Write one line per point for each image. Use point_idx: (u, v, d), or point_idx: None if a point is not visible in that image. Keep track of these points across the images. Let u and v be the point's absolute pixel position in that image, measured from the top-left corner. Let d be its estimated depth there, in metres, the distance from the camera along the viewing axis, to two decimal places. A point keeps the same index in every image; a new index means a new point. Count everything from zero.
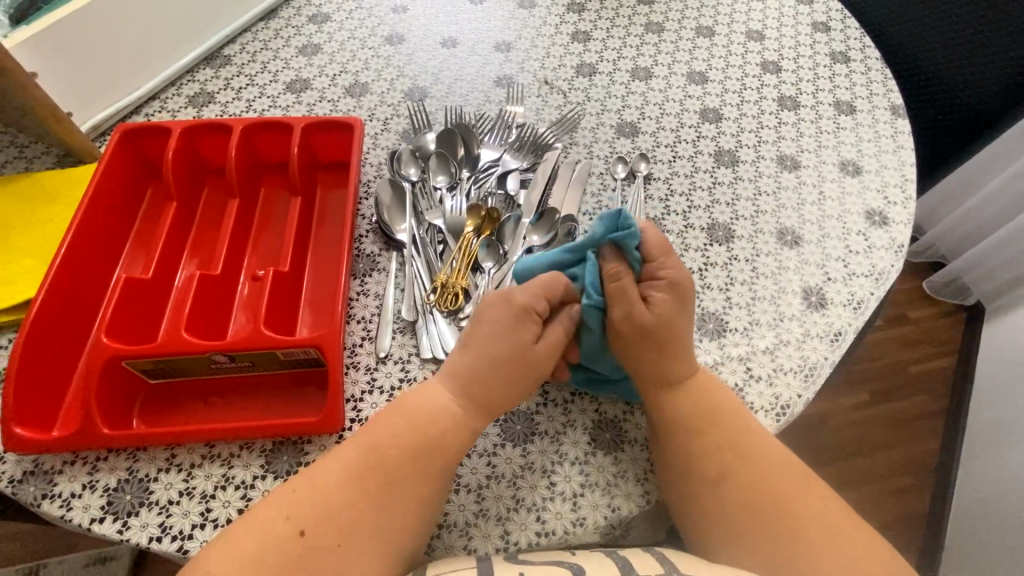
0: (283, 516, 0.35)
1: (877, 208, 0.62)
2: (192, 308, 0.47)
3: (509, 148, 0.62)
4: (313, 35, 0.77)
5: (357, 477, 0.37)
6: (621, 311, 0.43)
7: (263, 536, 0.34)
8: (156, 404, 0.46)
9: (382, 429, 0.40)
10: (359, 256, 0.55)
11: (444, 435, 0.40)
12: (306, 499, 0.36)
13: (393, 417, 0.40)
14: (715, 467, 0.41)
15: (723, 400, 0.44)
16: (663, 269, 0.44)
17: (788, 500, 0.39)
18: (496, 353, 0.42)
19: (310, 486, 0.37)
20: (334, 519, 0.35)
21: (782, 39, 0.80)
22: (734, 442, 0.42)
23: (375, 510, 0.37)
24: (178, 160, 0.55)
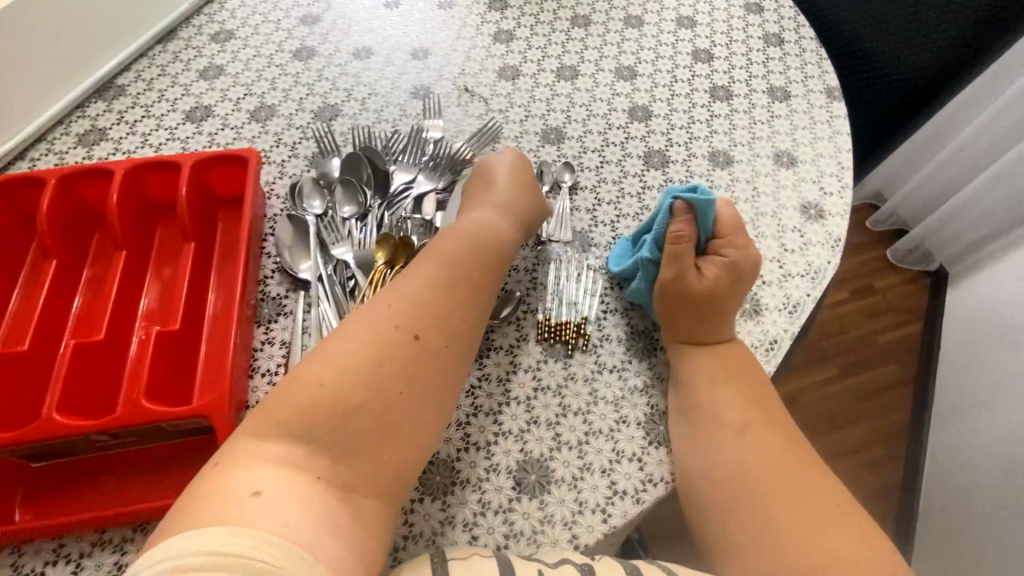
0: (320, 394, 0.34)
1: (813, 201, 0.60)
2: (69, 381, 0.42)
3: (424, 168, 0.58)
4: (216, 56, 0.71)
5: (387, 342, 0.37)
6: (670, 274, 0.47)
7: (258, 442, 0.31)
8: (39, 490, 0.42)
9: (423, 279, 0.41)
10: (264, 300, 0.51)
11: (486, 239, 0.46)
12: (341, 381, 0.34)
13: (390, 300, 0.39)
14: (730, 423, 0.43)
15: (750, 363, 0.47)
16: (729, 248, 0.48)
17: (784, 472, 0.40)
18: (507, 193, 0.51)
19: (348, 350, 0.36)
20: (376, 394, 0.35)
21: (714, 24, 0.77)
22: (745, 407, 0.43)
23: (416, 389, 0.37)
24: (55, 212, 0.50)
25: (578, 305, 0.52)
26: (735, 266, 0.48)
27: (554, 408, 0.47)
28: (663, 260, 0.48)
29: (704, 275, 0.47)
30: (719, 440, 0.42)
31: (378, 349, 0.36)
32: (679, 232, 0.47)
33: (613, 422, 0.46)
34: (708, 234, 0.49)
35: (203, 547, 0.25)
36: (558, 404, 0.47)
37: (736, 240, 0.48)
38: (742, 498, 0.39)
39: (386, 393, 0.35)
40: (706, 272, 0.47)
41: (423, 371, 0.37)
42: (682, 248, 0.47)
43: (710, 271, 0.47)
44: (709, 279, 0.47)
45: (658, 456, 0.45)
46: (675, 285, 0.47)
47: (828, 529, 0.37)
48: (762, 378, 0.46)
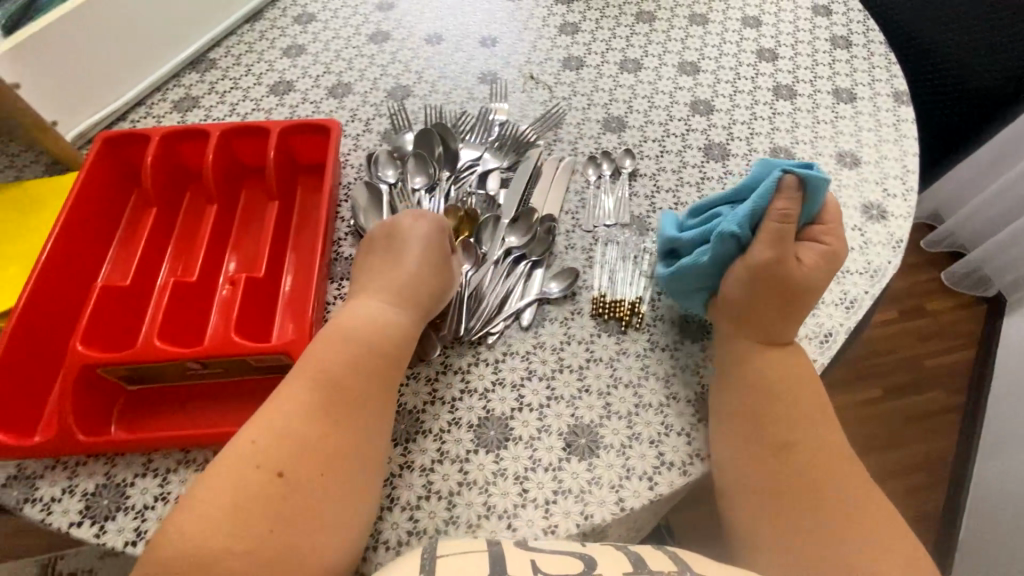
0: (252, 464, 0.36)
1: (875, 202, 0.60)
2: (166, 315, 0.47)
3: (490, 147, 0.61)
4: (298, 36, 0.76)
5: (323, 389, 0.40)
6: (762, 256, 0.45)
7: (235, 483, 0.35)
8: (133, 410, 0.46)
9: (325, 356, 0.42)
10: (337, 258, 0.54)
11: (386, 331, 0.44)
12: (271, 445, 0.37)
13: (328, 349, 0.42)
14: (773, 441, 0.42)
15: (799, 368, 0.45)
16: (827, 235, 0.47)
17: (830, 479, 0.40)
18: (411, 272, 0.46)
19: (275, 415, 0.39)
20: (309, 458, 0.37)
21: (780, 25, 0.77)
22: (792, 415, 0.43)
23: (340, 444, 0.39)
24: (157, 166, 0.55)
25: (633, 286, 0.54)
26: (833, 255, 0.47)
27: (606, 380, 0.48)
28: (762, 239, 0.45)
29: (803, 262, 0.46)
30: (766, 452, 0.41)
31: (294, 422, 0.39)
32: (783, 211, 0.44)
33: (662, 398, 0.48)
34: (807, 220, 0.47)
35: (191, 554, 0.32)
36: (610, 376, 0.49)
37: (835, 230, 0.47)
38: (790, 507, 0.39)
39: (309, 466, 0.37)
40: (805, 258, 0.46)
41: (338, 432, 0.39)
42: (789, 227, 0.44)
43: (807, 259, 0.46)
44: (808, 267, 0.45)
45: (706, 433, 0.46)
46: (767, 268, 0.45)
47: (870, 534, 0.38)
48: (812, 380, 0.45)
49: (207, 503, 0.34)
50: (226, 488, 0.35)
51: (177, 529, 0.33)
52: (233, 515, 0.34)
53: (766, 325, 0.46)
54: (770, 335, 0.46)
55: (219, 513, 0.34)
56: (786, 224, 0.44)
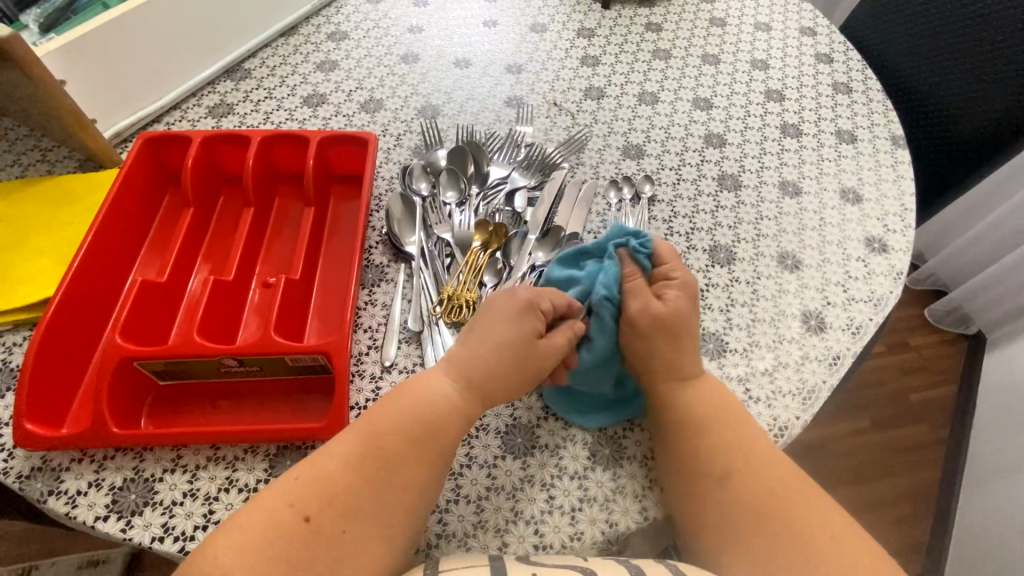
0: (286, 502, 0.36)
1: (877, 235, 0.64)
2: (205, 312, 0.48)
3: (518, 166, 0.64)
4: (331, 52, 0.79)
5: (375, 440, 0.39)
6: (637, 306, 0.46)
7: (266, 519, 0.35)
8: (165, 405, 0.46)
9: (385, 417, 0.40)
10: (368, 266, 0.56)
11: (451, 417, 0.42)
12: (308, 486, 0.36)
13: (388, 407, 0.41)
14: (715, 470, 0.42)
15: (728, 400, 0.46)
16: (676, 272, 0.49)
17: (774, 497, 0.40)
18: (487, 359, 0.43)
19: (314, 466, 0.38)
20: (336, 505, 0.36)
21: (786, 69, 0.83)
22: (733, 446, 0.43)
23: (364, 523, 0.36)
24: (197, 168, 0.57)
25: None
26: (687, 287, 0.48)
27: None
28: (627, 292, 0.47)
29: (664, 300, 0.47)
30: (707, 484, 0.41)
31: (336, 464, 0.38)
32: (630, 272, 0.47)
33: None
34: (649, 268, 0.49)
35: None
36: None
37: (676, 266, 0.49)
38: (741, 536, 0.39)
39: (336, 517, 0.36)
40: (667, 296, 0.47)
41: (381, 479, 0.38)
42: (636, 281, 0.47)
43: (667, 300, 0.47)
44: (670, 304, 0.47)
45: None
46: (642, 314, 0.45)
47: (832, 554, 0.37)
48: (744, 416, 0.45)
49: (236, 532, 0.34)
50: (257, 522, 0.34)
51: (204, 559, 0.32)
52: (266, 540, 0.34)
53: (662, 369, 0.46)
54: (684, 374, 0.46)
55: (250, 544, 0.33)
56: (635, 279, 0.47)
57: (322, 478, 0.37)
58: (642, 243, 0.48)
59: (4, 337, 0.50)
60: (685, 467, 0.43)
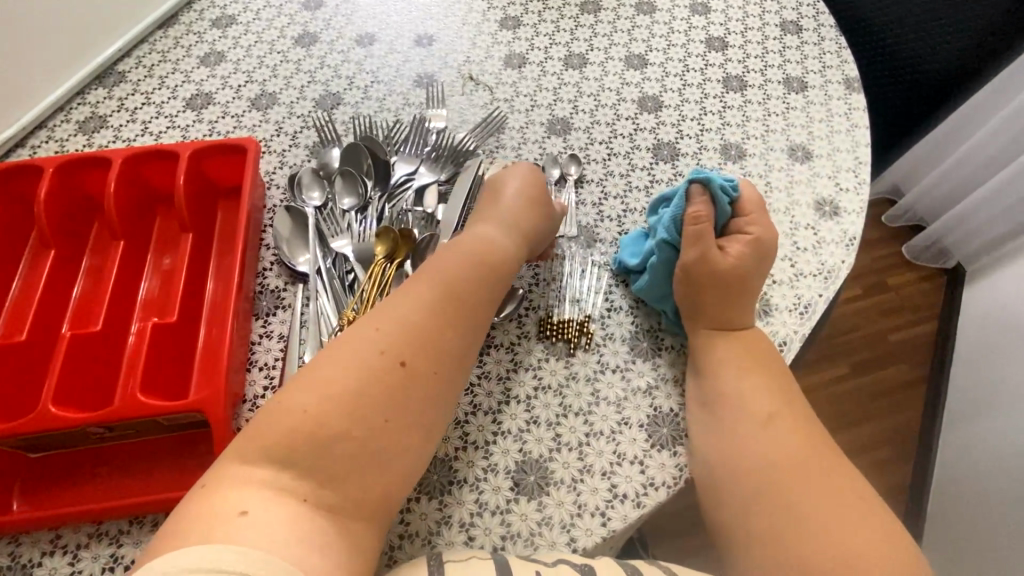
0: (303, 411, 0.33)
1: (827, 197, 0.58)
2: (65, 374, 0.42)
3: (426, 159, 0.57)
4: (217, 42, 0.70)
5: (377, 357, 0.36)
6: (694, 255, 0.46)
7: (286, 428, 0.32)
8: (36, 481, 0.42)
9: (396, 326, 0.38)
10: (262, 292, 0.50)
11: (489, 244, 0.45)
12: (324, 395, 0.34)
13: (393, 311, 0.39)
14: (756, 412, 0.41)
15: (771, 353, 0.46)
16: (752, 225, 0.48)
17: (790, 453, 0.39)
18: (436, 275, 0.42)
19: (329, 373, 0.35)
20: (370, 409, 0.34)
21: (730, 10, 0.74)
22: (769, 397, 0.42)
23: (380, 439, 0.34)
24: (51, 202, 0.50)
25: (581, 304, 0.51)
26: (761, 243, 0.47)
27: (555, 408, 0.46)
28: (684, 241, 0.47)
29: (727, 252, 0.47)
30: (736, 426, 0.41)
31: (368, 356, 0.36)
32: (694, 214, 0.47)
33: (614, 424, 0.45)
34: (728, 215, 0.49)
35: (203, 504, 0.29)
36: (559, 404, 0.46)
37: (758, 218, 0.48)
38: (746, 485, 0.39)
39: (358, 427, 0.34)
40: (731, 249, 0.47)
41: (419, 375, 0.37)
42: (704, 227, 0.46)
43: (731, 250, 0.47)
44: (732, 256, 0.47)
45: (659, 459, 0.44)
46: (698, 264, 0.46)
47: (826, 522, 0.36)
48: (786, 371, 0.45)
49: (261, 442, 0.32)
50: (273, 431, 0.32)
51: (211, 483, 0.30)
52: (272, 460, 0.31)
53: (707, 316, 0.46)
54: (728, 322, 0.47)
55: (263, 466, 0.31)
56: (699, 224, 0.47)
57: (345, 391, 0.34)
58: (725, 184, 0.48)
59: None
60: (716, 405, 0.43)
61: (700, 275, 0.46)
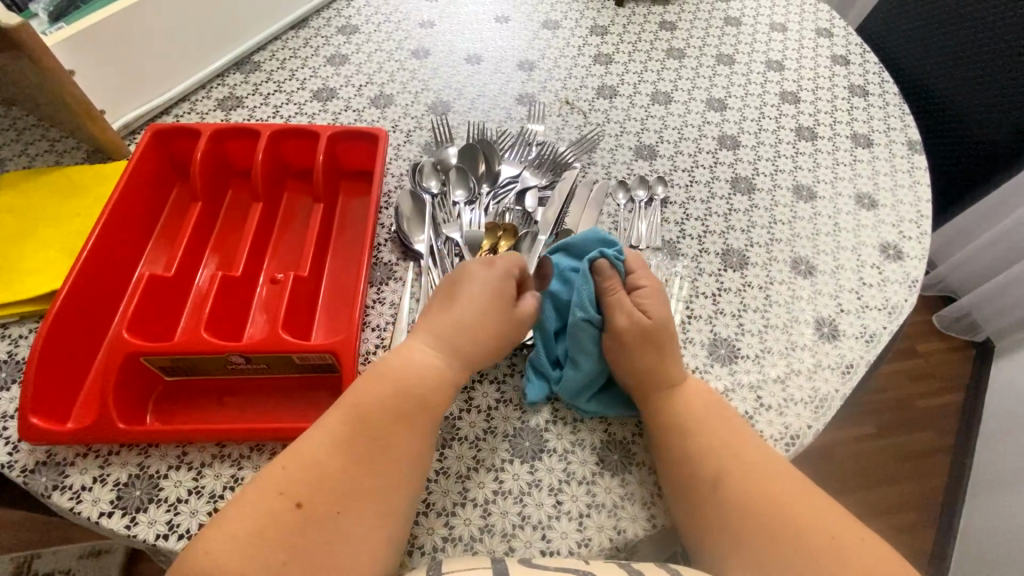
0: (276, 491, 0.36)
1: (892, 242, 0.63)
2: (212, 308, 0.47)
3: (529, 165, 0.63)
4: (342, 46, 0.79)
5: (350, 430, 0.39)
6: (624, 320, 0.46)
7: (257, 511, 0.35)
8: (172, 401, 0.46)
9: (365, 395, 0.41)
10: (377, 264, 0.56)
11: (428, 371, 0.43)
12: (295, 472, 0.37)
13: (373, 380, 0.41)
14: (708, 474, 0.41)
15: (715, 405, 0.46)
16: (648, 281, 0.49)
17: (767, 495, 0.40)
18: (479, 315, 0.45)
19: (298, 451, 0.38)
20: (332, 489, 0.37)
21: (802, 70, 0.82)
22: (723, 451, 0.42)
23: (355, 511, 0.37)
24: (205, 161, 0.56)
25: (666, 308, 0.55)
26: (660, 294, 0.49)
27: None
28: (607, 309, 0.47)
29: (646, 314, 0.47)
30: (703, 494, 0.41)
31: (337, 444, 0.38)
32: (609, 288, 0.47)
33: None
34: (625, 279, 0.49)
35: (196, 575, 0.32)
36: None
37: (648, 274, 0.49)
38: (735, 543, 0.39)
39: (330, 499, 0.36)
40: (647, 308, 0.47)
41: (364, 449, 0.39)
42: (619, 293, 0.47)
43: (651, 310, 0.47)
44: (653, 318, 0.46)
45: None
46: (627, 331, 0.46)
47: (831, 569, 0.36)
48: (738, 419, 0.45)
49: (234, 522, 0.34)
50: (246, 514, 0.35)
51: (203, 549, 0.33)
52: (256, 543, 0.34)
53: (643, 379, 0.46)
54: (669, 381, 0.46)
55: (241, 538, 0.34)
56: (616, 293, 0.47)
57: (313, 464, 0.37)
58: (618, 252, 0.48)
59: (11, 329, 0.50)
60: (681, 471, 0.42)
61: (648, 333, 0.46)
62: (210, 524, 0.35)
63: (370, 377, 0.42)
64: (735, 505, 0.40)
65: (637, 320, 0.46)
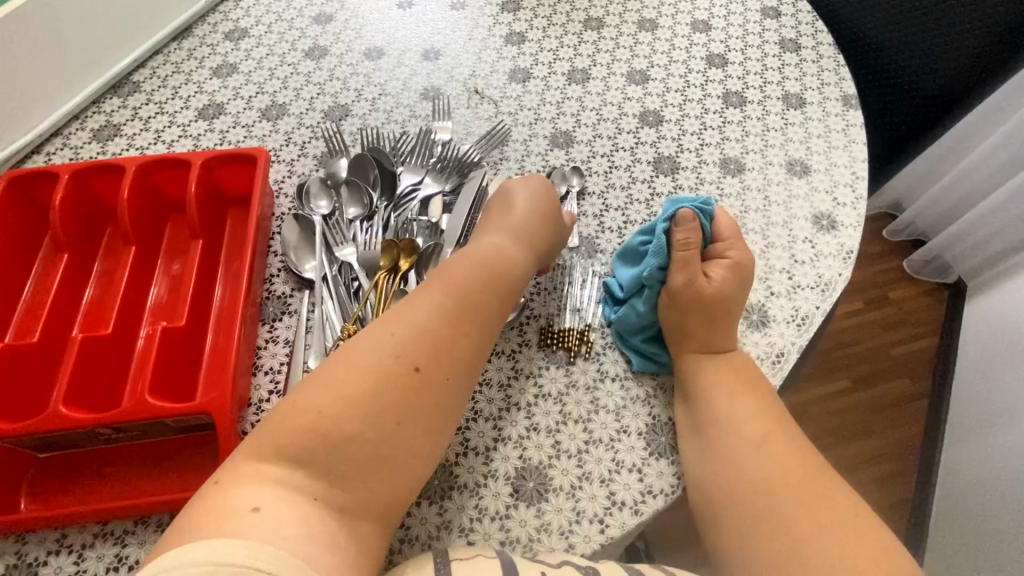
0: (318, 406, 0.34)
1: (825, 211, 0.59)
2: (75, 376, 0.43)
3: (431, 170, 0.58)
4: (229, 54, 0.72)
5: (404, 343, 0.38)
6: (680, 281, 0.46)
7: (316, 419, 0.34)
8: (45, 480, 0.43)
9: (421, 307, 0.40)
10: (268, 299, 0.51)
11: (505, 250, 0.47)
12: (410, 340, 0.38)
13: (419, 300, 0.41)
14: (754, 435, 0.42)
15: (758, 376, 0.46)
16: (732, 249, 0.48)
17: (792, 470, 0.40)
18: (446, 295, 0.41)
19: (358, 365, 0.36)
20: (388, 402, 0.36)
21: (730, 28, 0.76)
22: (763, 418, 0.43)
23: (404, 421, 0.36)
24: (66, 208, 0.51)
25: (583, 312, 0.52)
26: (741, 267, 0.48)
27: (555, 416, 0.47)
28: (673, 265, 0.47)
29: (712, 279, 0.47)
30: (737, 446, 0.41)
31: (384, 359, 0.37)
32: (678, 253, 0.47)
33: (613, 432, 0.46)
34: (709, 238, 0.49)
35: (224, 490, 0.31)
36: (560, 411, 0.47)
37: (735, 244, 0.48)
38: (745, 509, 0.39)
39: (387, 411, 0.36)
40: (714, 275, 0.47)
41: (432, 376, 0.38)
42: (690, 252, 0.47)
43: (714, 277, 0.47)
44: (717, 283, 0.47)
45: (658, 467, 0.45)
46: (687, 290, 0.46)
47: (835, 543, 0.36)
48: (771, 392, 0.45)
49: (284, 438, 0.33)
50: (298, 419, 0.34)
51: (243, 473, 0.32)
52: (295, 459, 0.33)
53: (699, 342, 0.47)
54: (716, 346, 0.47)
55: (288, 445, 0.33)
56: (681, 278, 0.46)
57: (367, 377, 0.36)
58: (705, 205, 0.48)
59: None
60: (723, 432, 0.42)
61: (688, 298, 0.46)
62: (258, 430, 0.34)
63: (421, 296, 0.41)
64: (769, 466, 0.40)
65: (706, 290, 0.46)
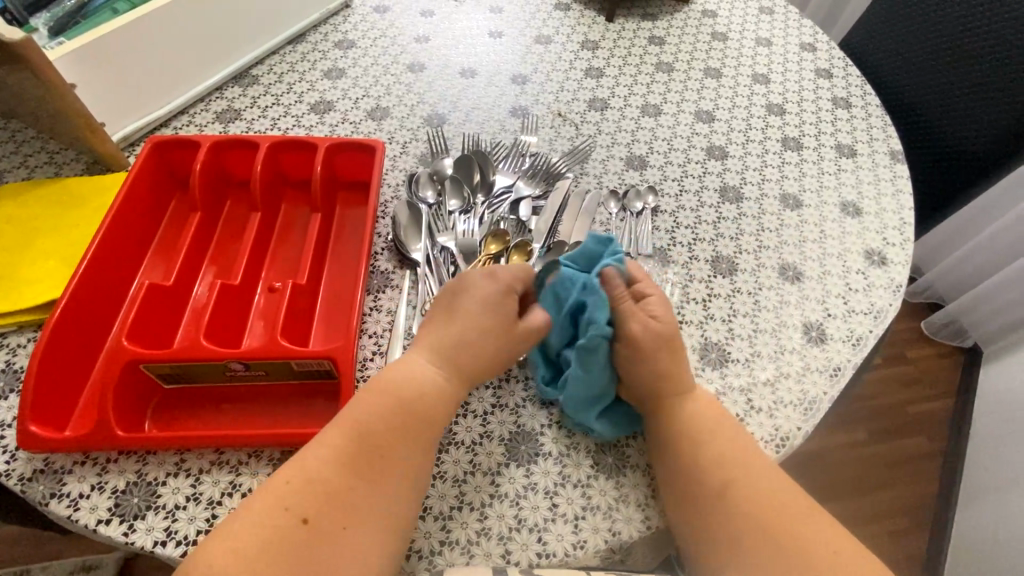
0: (282, 506, 0.36)
1: (876, 248, 0.64)
2: (211, 318, 0.48)
3: (522, 176, 0.64)
4: (339, 60, 0.80)
5: (351, 441, 0.40)
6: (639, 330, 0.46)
7: (262, 527, 0.35)
8: (169, 408, 0.47)
9: (370, 403, 0.41)
10: (374, 272, 0.57)
11: (431, 383, 0.43)
12: (302, 487, 0.37)
13: (373, 395, 0.42)
14: (718, 481, 0.42)
15: (724, 418, 0.46)
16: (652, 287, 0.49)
17: (775, 512, 0.39)
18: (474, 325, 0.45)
19: (307, 464, 0.38)
20: (338, 503, 0.37)
21: (787, 83, 0.84)
22: (732, 462, 0.42)
23: (358, 522, 0.37)
24: (203, 173, 0.57)
25: None
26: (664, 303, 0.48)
27: None
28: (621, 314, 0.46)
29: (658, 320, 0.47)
30: (710, 493, 0.41)
31: (341, 463, 0.39)
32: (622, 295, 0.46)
33: None
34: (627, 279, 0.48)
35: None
36: None
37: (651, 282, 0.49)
38: (734, 555, 0.39)
39: (336, 514, 0.37)
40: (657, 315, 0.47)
41: (383, 473, 0.39)
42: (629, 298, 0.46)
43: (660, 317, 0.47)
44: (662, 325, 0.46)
45: None
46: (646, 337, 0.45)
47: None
48: (743, 432, 0.45)
49: (232, 540, 0.35)
50: (249, 529, 0.35)
51: (201, 568, 0.33)
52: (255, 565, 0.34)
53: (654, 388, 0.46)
54: (678, 390, 0.46)
55: (243, 553, 0.34)
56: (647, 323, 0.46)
57: (319, 478, 0.38)
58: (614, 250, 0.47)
59: (10, 337, 0.50)
60: (694, 475, 0.42)
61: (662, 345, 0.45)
62: (204, 543, 0.35)
63: (371, 392, 0.42)
64: (744, 514, 0.40)
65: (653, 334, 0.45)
